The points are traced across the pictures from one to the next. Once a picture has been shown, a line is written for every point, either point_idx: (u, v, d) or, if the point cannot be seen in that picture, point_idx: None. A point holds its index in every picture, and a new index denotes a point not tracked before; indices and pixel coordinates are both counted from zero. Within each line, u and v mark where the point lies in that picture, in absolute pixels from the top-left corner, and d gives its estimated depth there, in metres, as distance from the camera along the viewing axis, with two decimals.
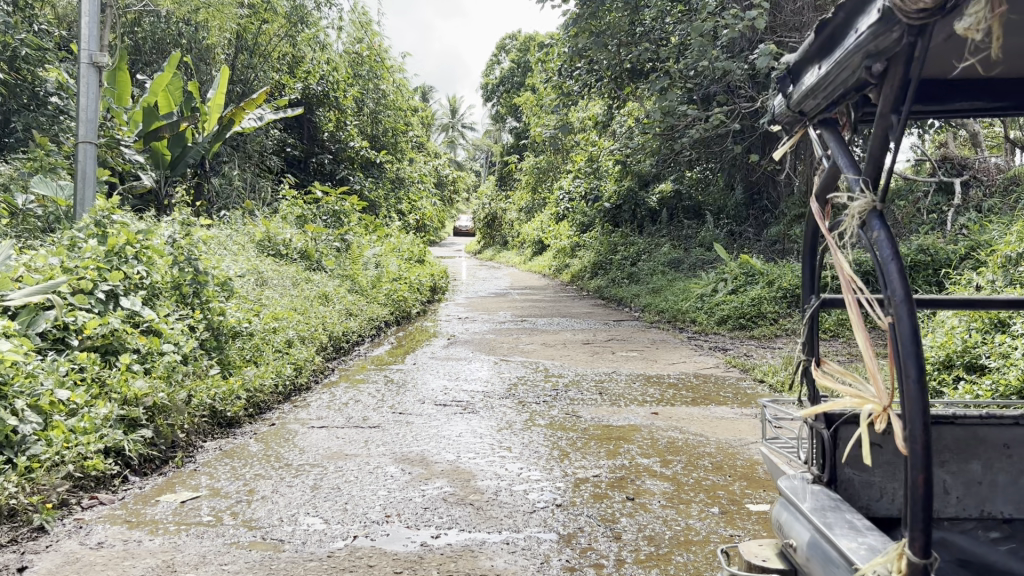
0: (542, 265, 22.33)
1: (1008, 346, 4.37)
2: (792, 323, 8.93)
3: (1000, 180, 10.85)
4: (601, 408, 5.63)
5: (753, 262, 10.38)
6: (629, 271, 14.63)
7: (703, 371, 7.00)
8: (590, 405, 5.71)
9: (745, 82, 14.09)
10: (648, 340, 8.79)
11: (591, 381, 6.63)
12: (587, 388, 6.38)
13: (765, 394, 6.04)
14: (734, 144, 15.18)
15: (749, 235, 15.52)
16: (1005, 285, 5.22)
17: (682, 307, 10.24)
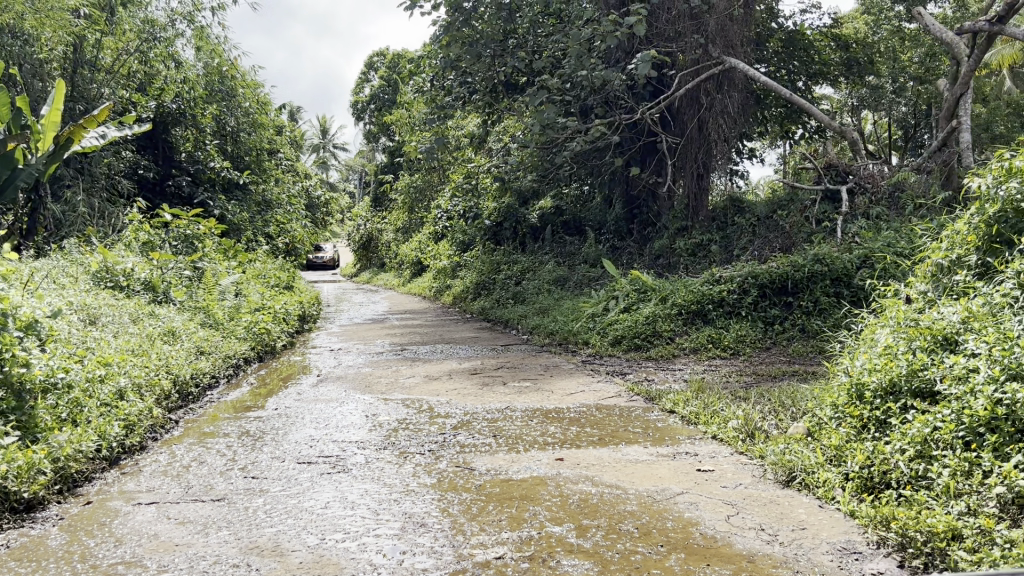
0: (421, 286, 21.43)
1: (963, 371, 3.73)
2: (690, 341, 8.33)
3: (885, 187, 10.63)
4: (495, 457, 4.76)
5: (644, 277, 9.78)
6: (513, 291, 13.89)
7: (604, 402, 6.24)
8: (484, 454, 4.84)
9: (624, 92, 13.68)
10: (540, 367, 8.02)
11: (481, 422, 5.75)
12: (477, 431, 5.50)
13: (678, 427, 5.29)
14: (615, 157, 14.71)
15: (633, 249, 15.05)
16: (940, 297, 4.59)
17: (573, 328, 9.53)
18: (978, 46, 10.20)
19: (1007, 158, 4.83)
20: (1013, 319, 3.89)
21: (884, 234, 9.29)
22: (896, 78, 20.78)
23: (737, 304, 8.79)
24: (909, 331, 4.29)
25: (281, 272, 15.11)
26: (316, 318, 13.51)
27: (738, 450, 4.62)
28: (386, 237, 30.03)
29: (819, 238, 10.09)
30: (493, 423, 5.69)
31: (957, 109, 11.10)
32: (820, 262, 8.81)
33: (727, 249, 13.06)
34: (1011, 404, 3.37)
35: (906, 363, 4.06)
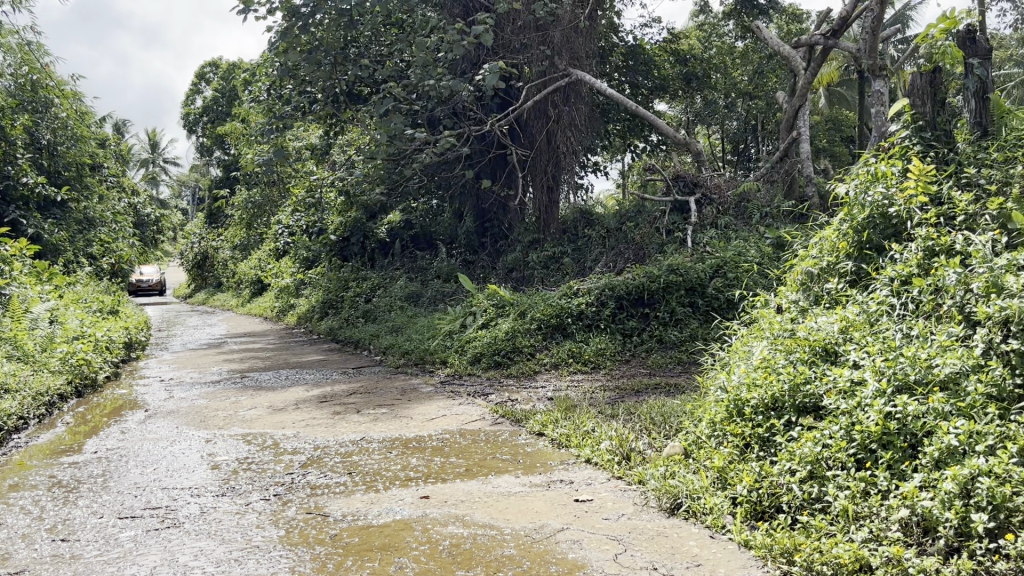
0: (263, 306, 20.36)
1: (847, 385, 3.58)
2: (551, 356, 8.05)
3: (731, 197, 10.89)
4: (351, 499, 4.26)
5: (501, 292, 9.44)
6: (362, 308, 13.25)
7: (467, 426, 5.82)
8: (340, 497, 4.32)
9: (472, 103, 13.39)
10: (396, 391, 7.51)
11: (335, 458, 5.20)
12: (331, 468, 4.96)
13: (549, 451, 4.94)
14: (464, 169, 14.38)
15: (485, 262, 14.76)
16: (812, 306, 4.48)
17: (429, 347, 9.05)
18: (813, 60, 10.53)
19: (869, 164, 4.83)
20: (891, 329, 3.81)
21: (734, 243, 9.39)
22: (729, 94, 21.61)
23: (596, 317, 8.57)
24: (786, 343, 4.13)
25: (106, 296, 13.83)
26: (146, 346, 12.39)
27: (615, 475, 4.30)
28: (223, 255, 28.50)
29: (671, 249, 10.10)
30: (349, 458, 5.16)
31: (795, 121, 11.45)
32: (675, 272, 8.79)
33: (580, 261, 12.98)
34: (904, 418, 3.22)
35: (787, 375, 3.89)
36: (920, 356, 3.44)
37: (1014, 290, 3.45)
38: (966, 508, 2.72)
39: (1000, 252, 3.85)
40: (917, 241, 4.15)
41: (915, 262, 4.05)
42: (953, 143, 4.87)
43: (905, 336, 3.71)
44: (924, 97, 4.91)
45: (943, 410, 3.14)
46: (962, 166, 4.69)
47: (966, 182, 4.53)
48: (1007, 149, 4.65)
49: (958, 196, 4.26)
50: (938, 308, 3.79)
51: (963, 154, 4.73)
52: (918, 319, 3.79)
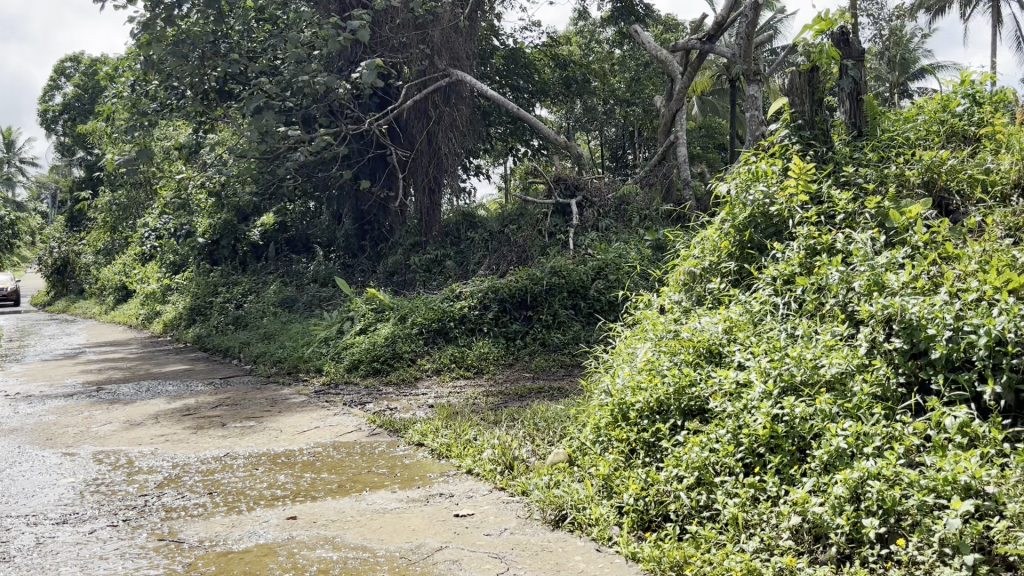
0: (127, 314, 19.23)
1: (732, 387, 3.47)
2: (432, 361, 7.78)
3: (611, 201, 10.88)
4: (209, 523, 3.88)
5: (380, 296, 9.09)
6: (233, 314, 12.61)
7: (341, 438, 5.49)
8: (197, 521, 3.93)
9: (349, 102, 12.98)
10: (267, 402, 7.08)
11: (193, 478, 4.77)
12: (188, 489, 4.54)
13: (428, 462, 4.67)
14: (342, 170, 13.93)
15: (365, 266, 14.35)
16: (696, 307, 4.39)
17: (303, 355, 8.62)
18: (690, 65, 10.67)
19: (749, 163, 4.79)
20: (775, 329, 3.74)
21: (616, 246, 9.36)
22: (607, 100, 21.87)
23: (478, 321, 8.35)
24: (671, 345, 4.01)
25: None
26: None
27: (497, 486, 4.08)
28: (85, 262, 26.88)
29: (554, 252, 10.00)
30: (208, 477, 4.75)
31: (673, 125, 11.57)
32: (558, 274, 8.67)
33: (462, 265, 12.76)
34: (791, 420, 3.13)
35: (671, 378, 3.76)
36: (804, 356, 3.37)
37: (895, 288, 3.43)
38: (857, 513, 2.63)
39: (878, 250, 3.85)
40: (798, 240, 4.11)
41: (797, 261, 4.01)
42: (829, 142, 4.94)
43: (788, 336, 3.65)
44: (803, 95, 4.93)
45: (829, 411, 3.07)
46: (838, 165, 4.75)
47: (844, 181, 4.60)
48: (880, 150, 4.77)
49: (836, 195, 4.26)
50: (821, 307, 3.75)
51: (840, 153, 4.77)
52: (801, 319, 3.74)
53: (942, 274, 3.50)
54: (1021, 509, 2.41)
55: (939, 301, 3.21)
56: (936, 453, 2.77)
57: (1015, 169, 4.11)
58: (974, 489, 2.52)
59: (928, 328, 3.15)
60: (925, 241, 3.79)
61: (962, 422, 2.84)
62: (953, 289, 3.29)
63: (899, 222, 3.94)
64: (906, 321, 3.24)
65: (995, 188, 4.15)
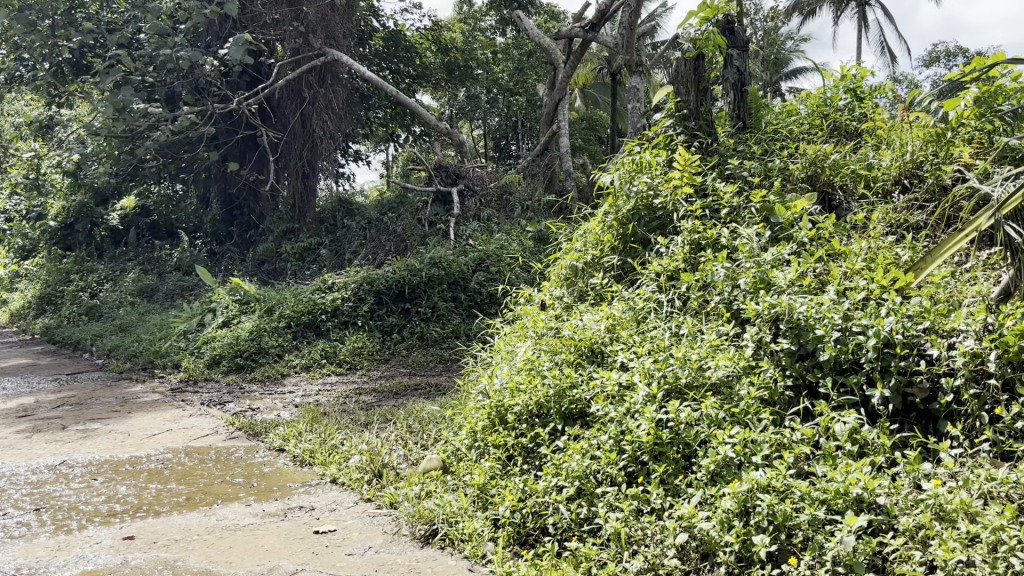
0: None
1: (616, 390, 3.26)
2: (300, 357, 7.34)
3: (493, 190, 10.60)
4: (25, 547, 3.39)
5: (246, 287, 8.54)
6: (86, 304, 11.73)
7: (196, 443, 5.03)
8: (16, 544, 3.43)
9: (216, 80, 12.27)
10: (116, 402, 6.50)
11: (17, 491, 4.23)
12: (7, 505, 4.00)
13: (289, 470, 4.29)
14: (209, 151, 13.17)
15: (234, 254, 13.64)
16: (578, 303, 4.17)
17: (160, 350, 8.01)
18: (572, 53, 10.52)
19: (633, 153, 4.63)
20: (660, 328, 3.56)
21: (496, 237, 9.12)
22: (490, 89, 21.64)
23: (351, 314, 7.94)
24: (551, 343, 3.77)
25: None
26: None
27: (363, 497, 3.75)
28: None
29: (433, 241, 9.69)
30: (34, 490, 4.21)
31: (555, 114, 11.38)
32: (437, 266, 8.35)
33: (337, 253, 12.27)
34: (676, 426, 2.95)
35: (551, 379, 3.53)
36: (689, 356, 3.20)
37: (782, 286, 3.30)
38: (746, 529, 2.44)
39: (764, 246, 3.73)
40: (682, 234, 3.95)
41: (681, 257, 3.85)
42: (713, 134, 4.84)
43: (671, 335, 3.48)
44: (688, 84, 4.84)
45: (716, 416, 2.90)
46: (723, 157, 4.64)
47: (730, 173, 4.49)
48: (764, 142, 4.70)
49: (722, 187, 4.12)
50: (705, 305, 3.60)
51: (724, 145, 4.67)
52: (686, 317, 3.57)
53: (828, 272, 3.39)
54: (914, 523, 2.28)
55: (827, 300, 3.10)
56: (826, 462, 2.62)
57: (896, 164, 4.06)
58: (867, 502, 2.38)
59: (817, 328, 3.01)
60: (810, 237, 3.69)
61: (851, 428, 2.71)
62: (839, 289, 3.19)
63: (784, 216, 3.83)
64: (794, 321, 3.10)
65: (877, 183, 4.10)
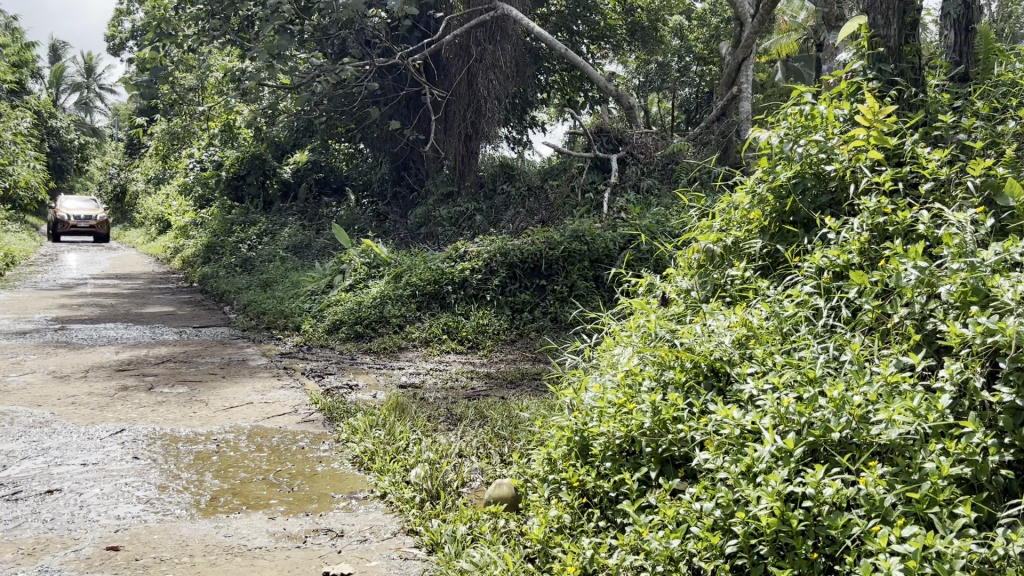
0: (159, 248, 18.56)
1: (736, 438, 2.29)
2: (421, 330, 6.65)
3: (658, 159, 9.71)
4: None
5: (377, 250, 7.98)
6: (242, 255, 11.70)
7: (268, 423, 4.45)
8: None
9: (381, 32, 11.86)
10: (219, 363, 6.08)
11: (37, 464, 3.69)
12: (17, 482, 3.45)
13: (344, 472, 3.56)
14: (373, 106, 12.88)
15: (393, 216, 13.29)
16: (712, 304, 3.16)
17: (285, 309, 7.61)
18: (760, 9, 9.26)
19: (805, 103, 3.65)
20: (814, 348, 2.56)
21: (653, 211, 8.13)
22: (682, 57, 20.28)
23: (481, 287, 7.20)
24: (661, 354, 2.82)
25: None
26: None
27: (407, 525, 2.95)
28: (143, 191, 26.91)
29: (583, 213, 8.83)
30: (57, 466, 3.66)
31: (738, 76, 10.16)
32: (580, 239, 7.47)
33: (492, 220, 11.62)
34: (815, 506, 1.97)
35: (651, 404, 2.58)
36: (849, 399, 2.19)
37: (1005, 304, 2.22)
38: None
39: (983, 241, 2.64)
40: (858, 217, 2.95)
41: (857, 246, 2.84)
42: (919, 81, 3.75)
43: (826, 362, 2.49)
44: (891, 15, 3.75)
45: (882, 500, 1.91)
46: (930, 116, 3.51)
47: (938, 138, 3.39)
48: (990, 97, 3.57)
49: (925, 153, 3.10)
50: (885, 321, 2.57)
51: (934, 100, 3.57)
52: (852, 336, 2.57)
53: None
54: None
55: None
56: None
57: None
58: None
59: None
60: None
61: None
62: None
63: (1015, 200, 2.72)
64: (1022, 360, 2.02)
65: None
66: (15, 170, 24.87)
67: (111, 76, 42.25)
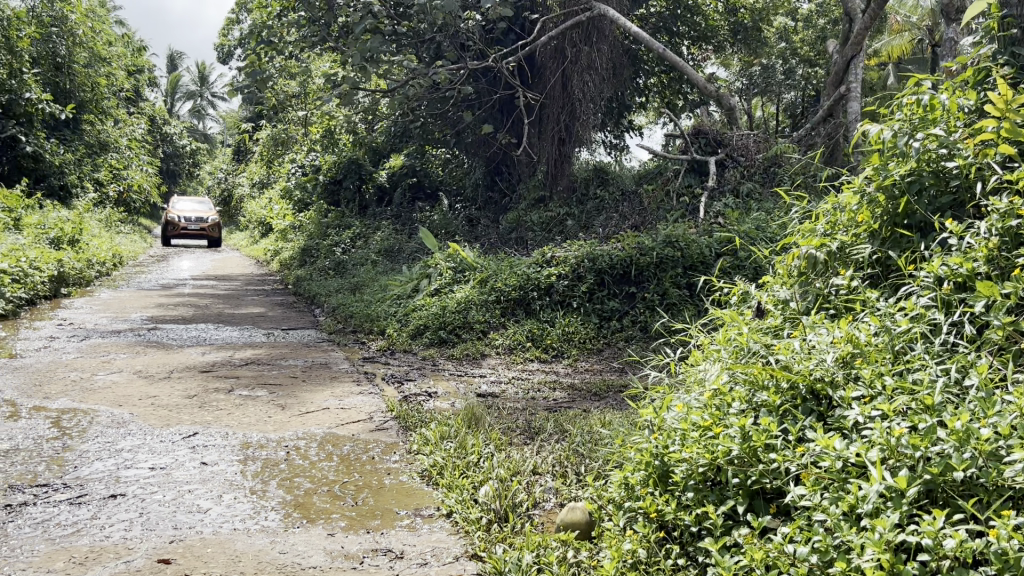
0: (261, 250, 19.00)
1: (837, 474, 2.02)
2: (505, 337, 6.45)
3: (760, 161, 9.29)
4: (41, 554, 2.71)
5: (464, 254, 7.84)
6: (335, 258, 11.78)
7: (342, 428, 4.33)
8: (39, 549, 2.75)
9: (475, 35, 11.77)
10: (301, 366, 6.02)
11: (107, 467, 3.65)
12: (83, 485, 3.40)
13: (412, 485, 3.39)
14: (467, 110, 12.83)
15: (485, 220, 13.18)
16: (815, 320, 2.83)
17: (371, 313, 7.55)
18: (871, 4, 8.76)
19: (923, 91, 3.36)
20: (933, 371, 2.29)
21: (752, 216, 7.76)
22: (787, 60, 19.61)
23: (567, 293, 6.95)
24: (753, 372, 2.54)
25: (76, 237, 13.30)
26: (96, 284, 11.35)
27: (469, 550, 2.74)
28: (247, 195, 27.70)
29: (678, 218, 8.51)
30: (126, 469, 3.62)
31: (845, 75, 9.65)
32: (673, 244, 7.19)
33: (584, 225, 11.37)
34: (932, 562, 1.72)
35: (741, 429, 2.32)
36: (975, 432, 1.94)
37: None
38: None
39: None
40: (986, 220, 2.66)
41: (984, 253, 2.58)
42: None
43: (946, 387, 2.23)
44: None
45: (1015, 556, 1.65)
46: None
47: None
48: None
49: None
50: (1019, 339, 2.34)
51: None
52: (977, 359, 2.32)
53: None
54: None
55: None
56: None
57: None
58: None
59: None
60: None
61: None
62: None
63: None
64: None
65: None
66: (129, 174, 25.95)
67: (221, 84, 43.84)
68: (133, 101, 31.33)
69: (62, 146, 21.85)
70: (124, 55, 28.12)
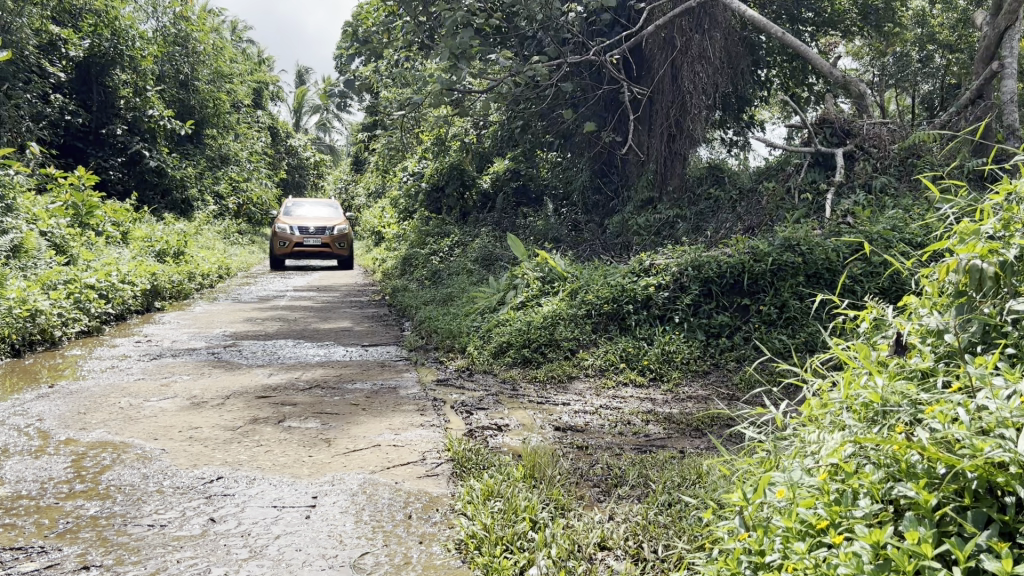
0: (370, 259, 18.80)
1: None
2: (595, 356, 5.71)
3: (894, 153, 8.21)
4: None
5: (555, 263, 7.15)
6: (432, 268, 11.28)
7: (389, 472, 3.69)
8: None
9: (576, 29, 11.09)
10: (368, 390, 5.45)
11: (104, 522, 3.13)
12: (63, 548, 2.88)
13: (452, 559, 2.71)
14: (570, 108, 12.15)
15: (591, 224, 12.42)
16: (992, 371, 2.05)
17: (453, 328, 6.92)
18: None
19: None
20: None
21: (886, 213, 6.74)
22: (923, 46, 17.92)
23: (669, 307, 6.14)
24: (891, 447, 1.93)
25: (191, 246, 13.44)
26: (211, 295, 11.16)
27: None
28: (364, 204, 27.77)
29: (801, 217, 7.56)
30: (120, 526, 3.08)
31: (997, 50, 8.48)
32: (792, 249, 6.29)
33: (696, 227, 10.46)
34: None
35: (874, 546, 1.70)
36: None
37: None
38: None
39: None
40: None
41: None
42: None
43: None
44: None
45: None
46: None
47: None
48: None
49: None
50: None
51: None
52: None
53: None
54: None
55: None
56: None
57: None
58: None
59: None
60: None
61: None
62: None
63: None
64: None
65: None
66: (249, 187, 26.43)
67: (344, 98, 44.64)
68: (256, 115, 32.04)
69: (185, 161, 22.37)
70: (246, 71, 28.72)
